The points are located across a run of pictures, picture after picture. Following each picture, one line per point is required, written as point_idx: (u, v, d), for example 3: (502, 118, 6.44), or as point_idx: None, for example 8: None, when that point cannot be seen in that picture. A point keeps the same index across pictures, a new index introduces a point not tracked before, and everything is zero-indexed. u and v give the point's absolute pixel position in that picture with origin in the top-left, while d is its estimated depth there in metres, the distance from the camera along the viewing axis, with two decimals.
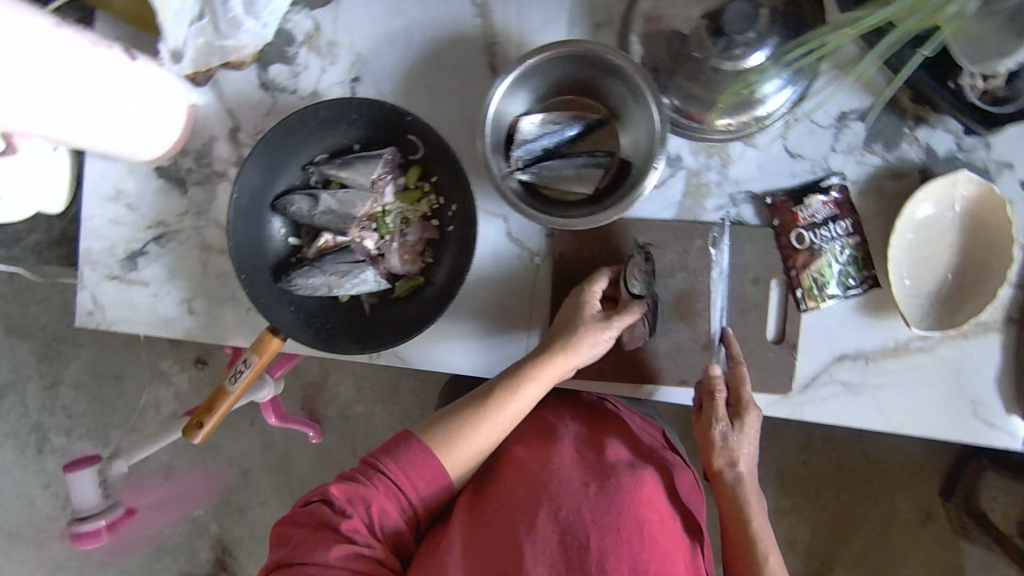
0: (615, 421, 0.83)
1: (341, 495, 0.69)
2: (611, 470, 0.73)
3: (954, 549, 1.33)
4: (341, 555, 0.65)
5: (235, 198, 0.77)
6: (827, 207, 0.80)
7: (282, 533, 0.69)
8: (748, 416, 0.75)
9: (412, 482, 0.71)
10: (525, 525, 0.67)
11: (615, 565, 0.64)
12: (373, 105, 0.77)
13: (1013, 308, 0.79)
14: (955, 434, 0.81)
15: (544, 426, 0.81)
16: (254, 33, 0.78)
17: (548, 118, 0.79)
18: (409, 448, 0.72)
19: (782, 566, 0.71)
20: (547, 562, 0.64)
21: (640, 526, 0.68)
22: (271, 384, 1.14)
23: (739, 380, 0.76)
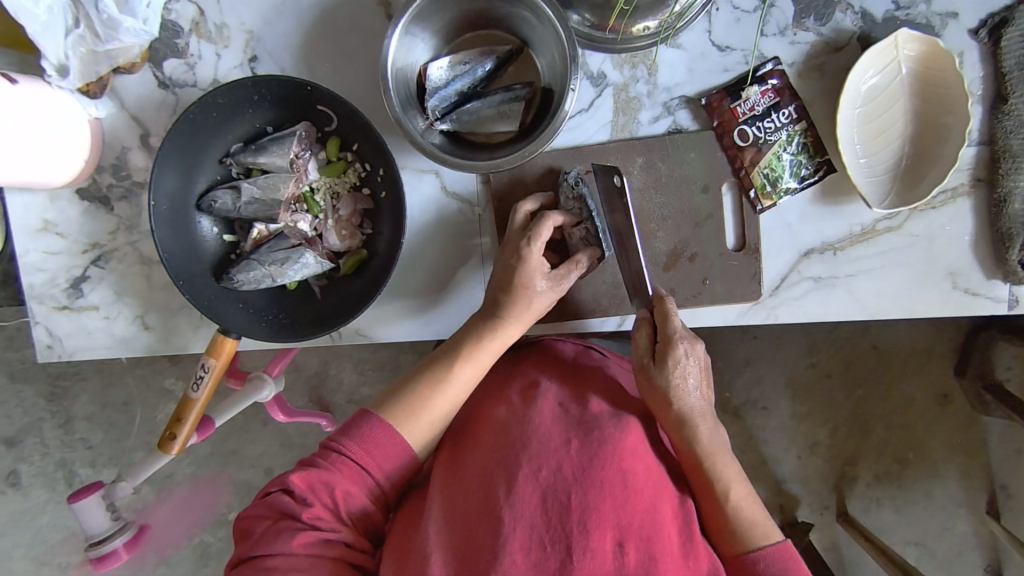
0: (591, 370, 0.77)
1: (301, 483, 0.62)
2: (595, 421, 0.66)
3: (977, 424, 1.32)
4: (306, 544, 0.59)
5: (153, 204, 0.74)
6: (766, 97, 0.76)
7: (243, 526, 0.63)
8: (677, 348, 0.70)
9: (376, 459, 0.65)
10: (503, 487, 0.60)
11: (600, 522, 0.57)
12: (272, 81, 0.74)
13: (979, 168, 0.75)
14: (936, 310, 0.78)
15: (517, 383, 0.74)
16: (135, 31, 0.75)
17: (456, 59, 0.75)
18: (369, 424, 0.66)
19: (753, 503, 0.68)
20: (527, 527, 0.57)
21: (626, 477, 0.61)
22: (272, 382, 1.13)
23: (665, 312, 0.71)
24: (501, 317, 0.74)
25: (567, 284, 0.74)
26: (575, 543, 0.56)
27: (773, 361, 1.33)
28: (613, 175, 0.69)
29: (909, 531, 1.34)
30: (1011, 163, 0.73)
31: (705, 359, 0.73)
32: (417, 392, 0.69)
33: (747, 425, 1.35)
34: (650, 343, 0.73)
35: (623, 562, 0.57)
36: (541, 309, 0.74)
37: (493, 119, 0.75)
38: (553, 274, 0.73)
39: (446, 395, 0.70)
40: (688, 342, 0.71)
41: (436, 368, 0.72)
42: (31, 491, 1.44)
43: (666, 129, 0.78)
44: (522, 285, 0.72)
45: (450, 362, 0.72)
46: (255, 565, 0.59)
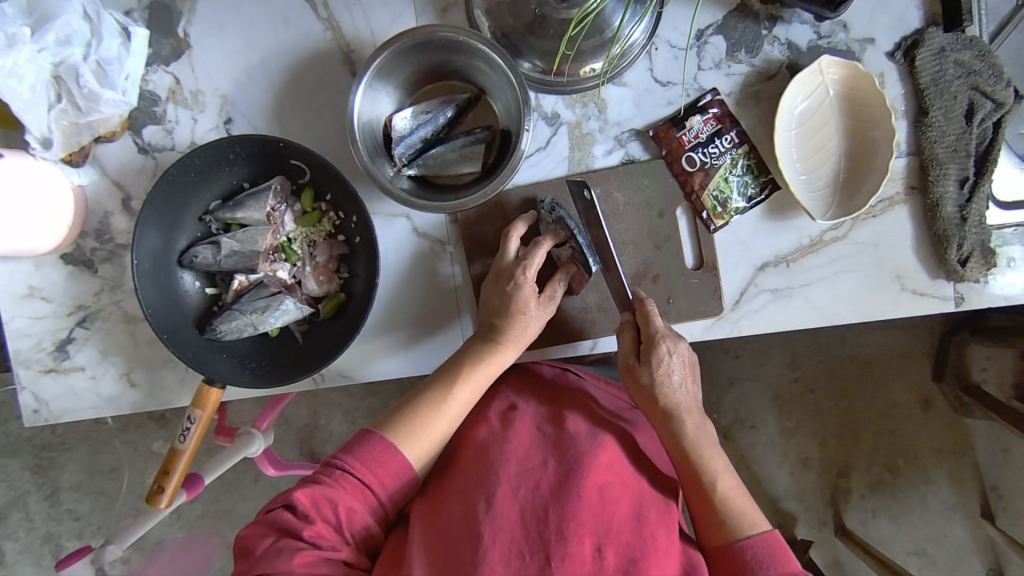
0: (568, 391, 0.80)
1: (305, 499, 0.60)
2: (570, 440, 0.69)
3: (959, 426, 1.35)
4: (306, 563, 0.57)
5: (136, 262, 0.77)
6: (708, 124, 0.82)
7: (242, 546, 0.61)
8: (661, 347, 0.73)
9: (377, 477, 0.64)
10: (484, 501, 0.61)
11: (579, 529, 0.59)
12: (247, 141, 0.78)
13: (911, 177, 0.81)
14: (888, 312, 0.82)
15: (497, 406, 0.77)
16: (115, 102, 0.80)
17: (419, 109, 0.80)
18: (372, 442, 0.66)
19: (741, 494, 0.70)
20: (507, 538, 0.59)
21: (602, 489, 0.63)
22: (262, 436, 1.14)
23: (646, 313, 0.74)
24: (495, 340, 0.76)
25: (551, 309, 0.77)
26: (554, 550, 0.58)
27: (755, 378, 1.36)
28: (584, 190, 0.77)
29: (908, 540, 1.35)
30: (939, 170, 0.79)
31: (691, 356, 0.75)
32: (414, 414, 0.70)
33: (735, 443, 1.37)
34: (635, 344, 0.75)
35: (602, 567, 0.58)
36: (529, 333, 0.76)
37: (457, 161, 0.80)
38: (540, 300, 0.76)
39: (445, 416, 0.71)
40: (671, 340, 0.73)
41: (432, 391, 0.72)
42: (16, 568, 1.42)
43: (619, 160, 0.83)
44: (517, 311, 0.74)
45: (449, 383, 0.73)
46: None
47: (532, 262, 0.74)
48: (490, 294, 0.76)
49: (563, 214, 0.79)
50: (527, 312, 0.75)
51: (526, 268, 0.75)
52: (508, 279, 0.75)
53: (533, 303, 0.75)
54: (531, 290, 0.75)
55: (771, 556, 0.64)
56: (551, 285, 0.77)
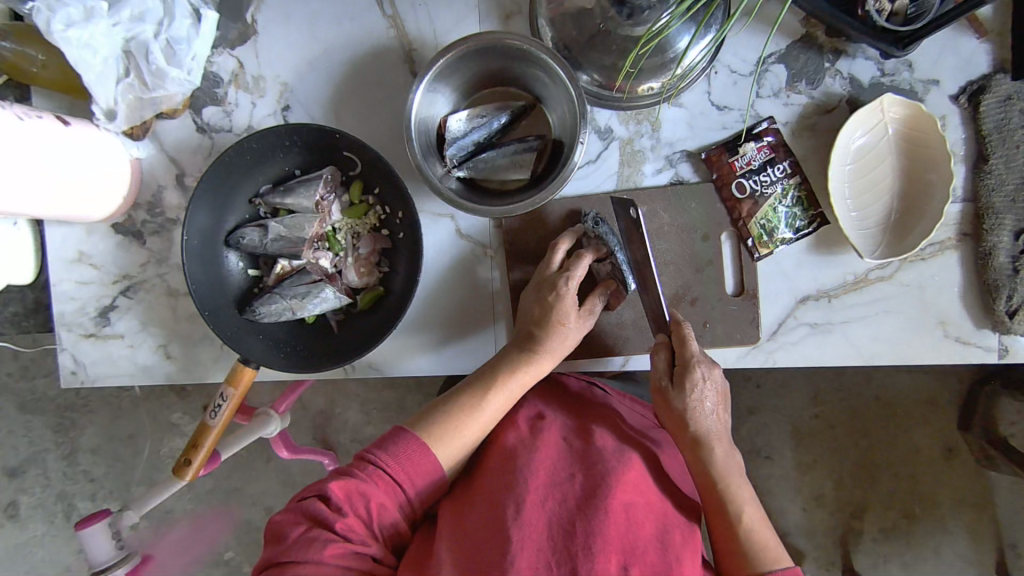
0: (597, 403, 0.80)
1: (339, 491, 0.61)
2: (598, 455, 0.69)
3: (983, 478, 1.32)
4: (337, 555, 0.58)
5: (186, 239, 0.79)
6: (762, 152, 0.81)
7: (274, 531, 0.61)
8: (696, 371, 0.72)
9: (409, 475, 0.65)
10: (511, 507, 0.61)
11: (606, 546, 0.59)
12: (304, 129, 0.80)
13: (964, 224, 0.80)
14: (928, 358, 0.81)
15: (524, 412, 0.77)
16: (179, 81, 0.81)
17: (474, 112, 0.81)
18: (405, 440, 0.67)
19: (765, 527, 0.70)
20: (533, 548, 0.59)
21: (629, 509, 0.63)
22: (278, 418, 1.15)
23: (682, 337, 0.73)
24: (531, 350, 0.76)
25: (590, 323, 0.78)
26: (580, 564, 0.58)
27: (776, 409, 1.35)
28: (629, 208, 0.74)
29: None
30: (993, 220, 0.78)
31: (722, 383, 0.75)
32: (447, 416, 0.70)
33: (751, 473, 1.35)
34: (669, 366, 0.75)
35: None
36: (567, 346, 0.77)
37: (507, 167, 0.81)
38: (579, 313, 0.77)
39: (478, 421, 0.72)
40: (706, 366, 0.73)
41: (466, 395, 0.73)
42: (28, 524, 1.45)
43: (667, 180, 0.83)
44: (557, 323, 0.75)
45: (482, 390, 0.74)
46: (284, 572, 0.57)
47: (575, 273, 0.75)
48: (530, 305, 0.77)
49: (603, 231, 0.79)
50: (567, 325, 0.76)
51: (569, 282, 0.75)
52: (550, 291, 0.76)
53: (572, 316, 0.76)
54: (572, 304, 0.75)
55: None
56: (592, 299, 0.78)
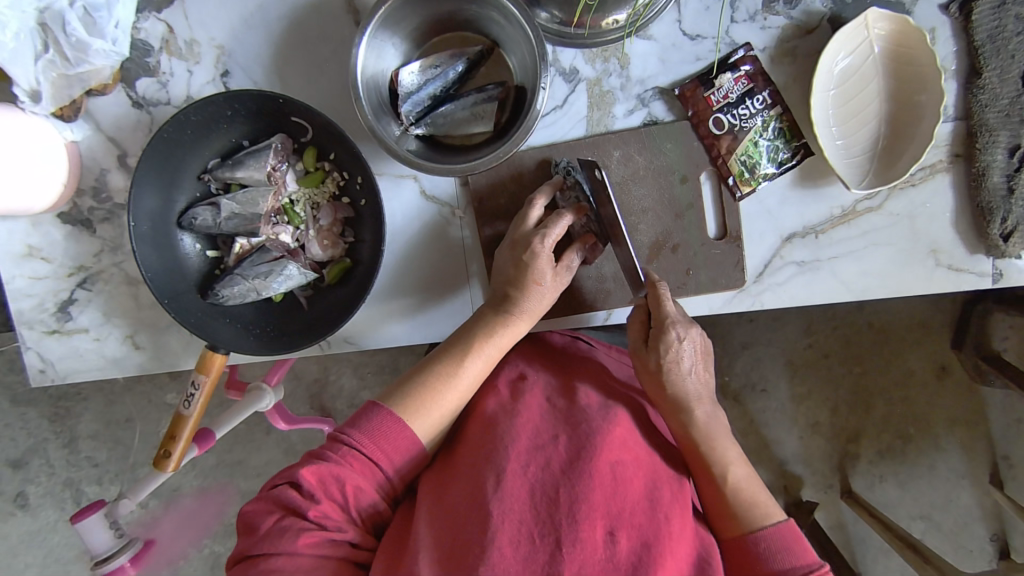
0: (581, 359, 0.78)
1: (311, 477, 0.59)
2: (582, 415, 0.66)
3: (976, 395, 1.32)
4: (311, 544, 0.57)
5: (134, 225, 0.74)
6: (739, 83, 0.76)
7: (246, 522, 0.60)
8: (670, 333, 0.70)
9: (385, 454, 0.63)
10: (492, 480, 0.59)
11: (591, 513, 0.57)
12: (244, 96, 0.74)
13: (956, 144, 0.75)
14: (920, 289, 0.78)
15: (504, 374, 0.75)
16: (105, 52, 0.75)
17: (427, 63, 0.75)
18: (380, 416, 0.64)
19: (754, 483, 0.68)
20: (516, 520, 0.57)
21: (615, 470, 0.61)
22: (272, 390, 1.13)
23: (659, 296, 0.72)
24: (506, 310, 0.73)
25: (567, 279, 0.75)
26: (565, 534, 0.56)
27: (770, 344, 1.34)
28: (594, 169, 0.72)
29: (914, 504, 1.34)
30: (987, 137, 0.74)
31: (703, 342, 0.73)
32: (424, 385, 0.68)
33: (748, 409, 1.35)
34: (645, 330, 0.73)
35: (614, 552, 0.57)
36: (544, 306, 0.74)
37: (467, 121, 0.75)
38: (556, 271, 0.73)
39: (458, 387, 0.69)
40: (682, 326, 0.71)
41: (442, 361, 0.70)
42: (38, 511, 1.44)
43: (640, 121, 0.78)
44: (534, 281, 0.72)
45: (459, 354, 0.71)
46: (258, 565, 0.56)
47: (555, 228, 0.71)
48: (502, 265, 0.74)
49: (579, 177, 0.75)
50: (543, 284, 0.73)
51: (545, 242, 0.71)
52: (526, 251, 0.72)
53: (550, 274, 0.73)
54: (548, 261, 0.72)
55: (789, 547, 0.62)
56: (569, 255, 0.74)
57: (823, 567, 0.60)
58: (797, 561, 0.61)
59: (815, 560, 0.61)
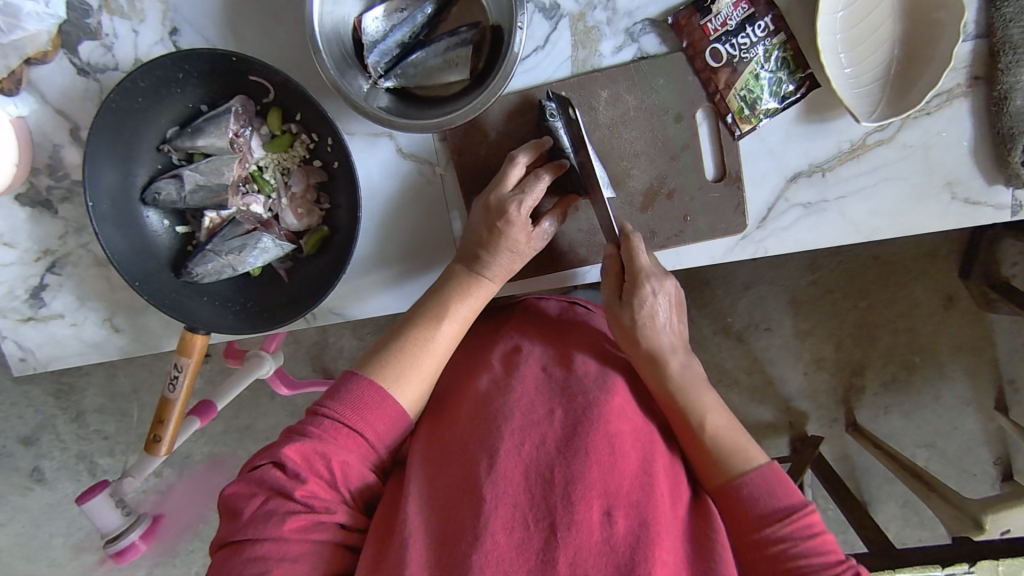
0: (577, 325, 0.75)
1: (295, 456, 0.56)
2: (579, 387, 0.64)
3: (985, 323, 1.29)
4: (300, 527, 0.54)
5: (92, 205, 0.69)
6: (739, 9, 0.69)
7: (227, 507, 0.57)
8: (643, 288, 0.69)
9: (370, 423, 0.60)
10: (485, 461, 0.57)
11: (586, 492, 0.55)
12: (194, 56, 0.68)
13: (977, 64, 0.69)
14: (934, 225, 0.73)
15: (500, 348, 0.71)
16: (38, 14, 0.69)
17: (392, 7, 0.68)
18: (360, 386, 0.62)
19: (727, 421, 0.66)
20: (509, 505, 0.55)
21: (612, 445, 0.59)
22: (270, 357, 1.08)
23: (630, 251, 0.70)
24: (478, 271, 0.70)
25: (541, 245, 0.72)
26: (560, 518, 0.53)
27: (775, 283, 1.30)
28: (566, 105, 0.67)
29: (919, 433, 1.34)
30: (1012, 55, 0.67)
31: (677, 295, 0.72)
32: (401, 352, 0.65)
33: (752, 348, 1.33)
34: (619, 285, 0.72)
35: (611, 533, 0.54)
36: (517, 266, 0.71)
37: (442, 69, 0.69)
38: (533, 234, 0.70)
39: (437, 350, 0.66)
40: (656, 279, 0.70)
41: (416, 325, 0.67)
42: (55, 484, 1.44)
43: (631, 58, 0.72)
44: (510, 248, 0.69)
45: (434, 319, 0.67)
46: (242, 551, 0.53)
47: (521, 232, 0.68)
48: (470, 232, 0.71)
49: (557, 123, 0.70)
50: (518, 251, 0.69)
51: (521, 204, 0.67)
52: (500, 219, 0.67)
53: (525, 238, 0.69)
54: (524, 228, 0.68)
55: (772, 487, 0.60)
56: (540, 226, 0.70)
57: (809, 505, 0.59)
58: (780, 502, 0.59)
59: (800, 499, 0.60)
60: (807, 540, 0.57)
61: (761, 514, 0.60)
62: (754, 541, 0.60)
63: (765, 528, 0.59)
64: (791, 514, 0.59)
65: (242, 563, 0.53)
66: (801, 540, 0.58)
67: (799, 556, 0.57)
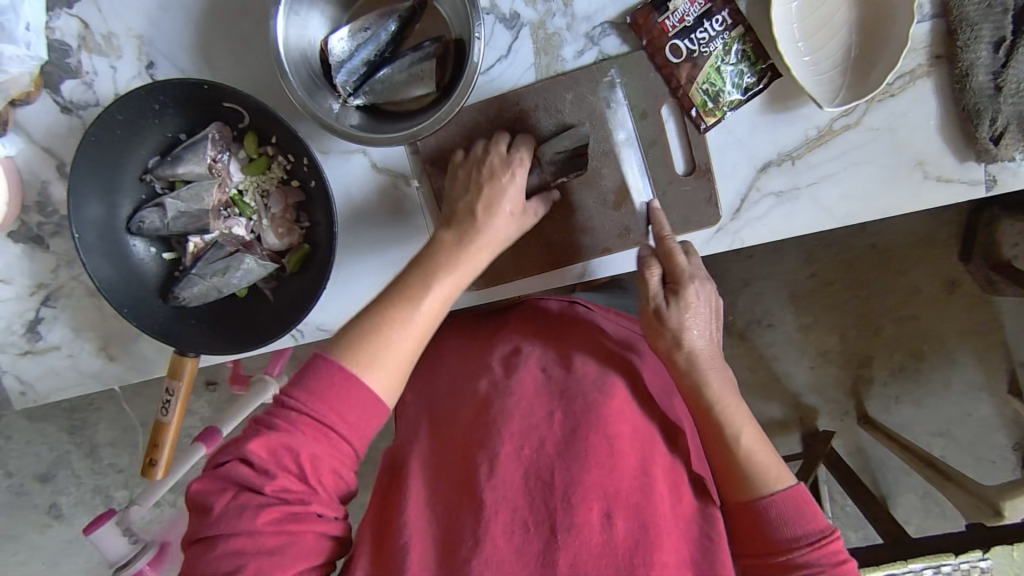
0: (576, 323, 0.76)
1: (261, 451, 0.54)
2: (578, 387, 0.64)
3: (987, 303, 1.27)
4: (271, 522, 0.53)
5: (79, 236, 0.72)
6: (695, 4, 0.70)
7: (199, 500, 0.56)
8: (687, 288, 0.67)
9: (338, 412, 0.56)
10: (485, 467, 0.57)
11: (586, 495, 0.55)
12: (168, 86, 0.70)
13: (936, 43, 0.69)
14: (909, 206, 0.73)
15: (499, 352, 0.72)
16: (20, 58, 0.71)
17: (356, 26, 0.70)
18: (330, 372, 0.57)
19: (760, 440, 0.64)
20: (509, 509, 0.55)
21: (611, 445, 0.59)
22: (276, 381, 1.09)
23: (658, 222, 0.71)
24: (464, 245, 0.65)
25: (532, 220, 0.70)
26: (560, 521, 0.54)
27: (771, 277, 1.29)
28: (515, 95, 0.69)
29: (930, 420, 1.32)
30: (969, 32, 0.67)
31: (714, 301, 0.69)
32: (376, 330, 0.59)
33: (756, 345, 1.33)
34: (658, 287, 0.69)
35: (611, 535, 0.54)
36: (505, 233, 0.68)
37: (406, 83, 0.71)
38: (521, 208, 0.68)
39: (411, 330, 0.61)
40: (699, 281, 0.68)
41: (393, 299, 0.62)
42: (72, 519, 1.45)
43: (593, 60, 0.73)
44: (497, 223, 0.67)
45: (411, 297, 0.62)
46: (216, 544, 0.53)
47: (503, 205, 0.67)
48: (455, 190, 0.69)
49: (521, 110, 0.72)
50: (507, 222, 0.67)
51: (508, 177, 0.67)
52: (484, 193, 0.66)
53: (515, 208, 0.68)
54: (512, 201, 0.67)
55: (806, 516, 0.59)
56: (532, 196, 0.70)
57: (835, 533, 0.58)
58: (807, 529, 0.58)
59: (826, 524, 0.59)
60: (831, 570, 0.57)
61: (786, 539, 0.59)
62: (775, 563, 0.59)
63: (790, 552, 0.58)
64: (817, 541, 0.58)
65: (214, 557, 0.53)
66: (826, 567, 0.58)
67: None
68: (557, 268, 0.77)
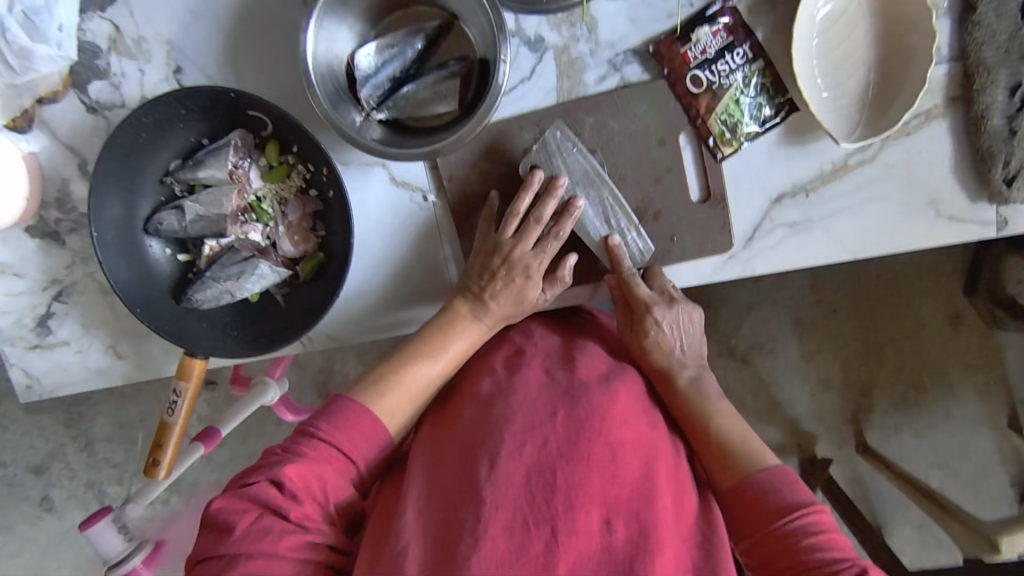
0: (586, 329, 0.78)
1: (293, 476, 0.57)
2: (582, 389, 0.63)
3: (990, 340, 1.28)
4: (293, 548, 0.54)
5: (97, 235, 0.72)
6: (717, 37, 0.71)
7: (213, 522, 0.55)
8: (648, 320, 0.71)
9: (361, 448, 0.62)
10: (485, 465, 0.56)
11: (586, 500, 0.54)
12: (196, 93, 0.71)
13: (953, 86, 0.70)
14: (920, 242, 0.73)
15: (503, 351, 0.72)
16: (51, 57, 0.73)
17: (383, 43, 0.71)
18: (352, 410, 0.63)
19: (741, 425, 0.67)
20: (510, 506, 0.54)
21: (613, 450, 0.58)
22: (277, 382, 1.09)
23: (615, 259, 0.72)
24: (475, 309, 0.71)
25: (564, 289, 0.74)
26: (561, 523, 0.53)
27: (775, 304, 1.30)
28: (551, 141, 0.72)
29: (931, 454, 1.31)
30: (986, 77, 0.69)
31: (685, 318, 0.72)
32: (382, 377, 0.67)
33: (757, 369, 1.32)
34: (627, 317, 0.74)
35: (610, 541, 0.54)
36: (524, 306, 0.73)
37: (430, 101, 0.72)
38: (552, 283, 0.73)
39: (420, 380, 0.68)
40: (662, 308, 0.71)
41: (401, 356, 0.69)
42: (65, 512, 1.44)
43: (614, 86, 0.74)
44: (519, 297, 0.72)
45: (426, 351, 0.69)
46: (230, 568, 0.52)
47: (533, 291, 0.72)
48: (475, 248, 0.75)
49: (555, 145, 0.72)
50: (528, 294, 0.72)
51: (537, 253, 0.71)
52: (522, 273, 0.71)
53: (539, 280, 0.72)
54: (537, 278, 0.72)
55: (786, 483, 0.60)
56: (564, 265, 0.72)
57: (819, 504, 0.58)
58: (792, 496, 0.59)
59: (810, 497, 0.59)
60: (817, 536, 0.56)
61: (774, 508, 0.59)
62: (770, 535, 0.58)
63: (779, 520, 0.58)
64: (801, 509, 0.58)
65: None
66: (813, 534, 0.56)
67: (812, 546, 0.56)
68: (590, 283, 0.76)
